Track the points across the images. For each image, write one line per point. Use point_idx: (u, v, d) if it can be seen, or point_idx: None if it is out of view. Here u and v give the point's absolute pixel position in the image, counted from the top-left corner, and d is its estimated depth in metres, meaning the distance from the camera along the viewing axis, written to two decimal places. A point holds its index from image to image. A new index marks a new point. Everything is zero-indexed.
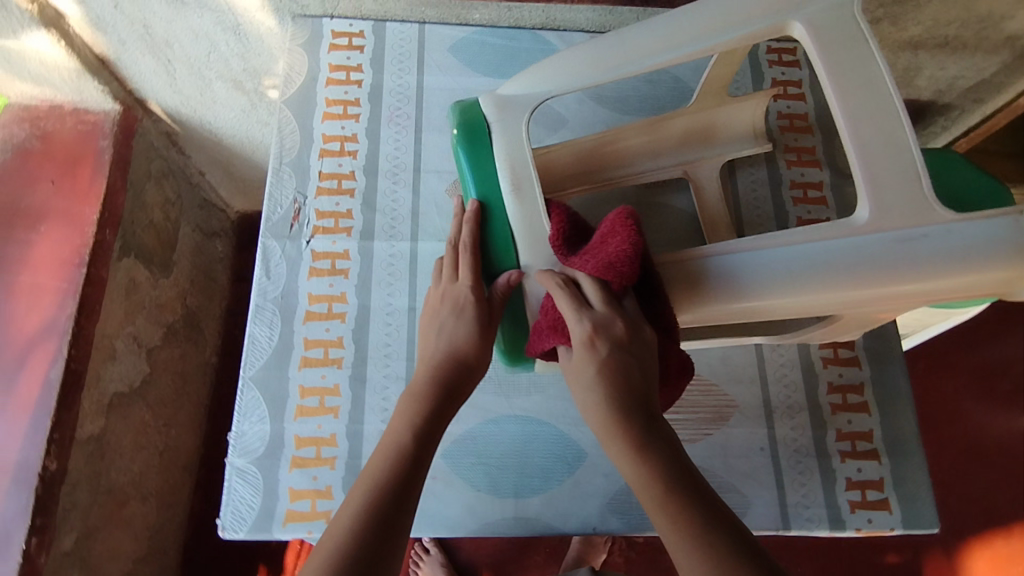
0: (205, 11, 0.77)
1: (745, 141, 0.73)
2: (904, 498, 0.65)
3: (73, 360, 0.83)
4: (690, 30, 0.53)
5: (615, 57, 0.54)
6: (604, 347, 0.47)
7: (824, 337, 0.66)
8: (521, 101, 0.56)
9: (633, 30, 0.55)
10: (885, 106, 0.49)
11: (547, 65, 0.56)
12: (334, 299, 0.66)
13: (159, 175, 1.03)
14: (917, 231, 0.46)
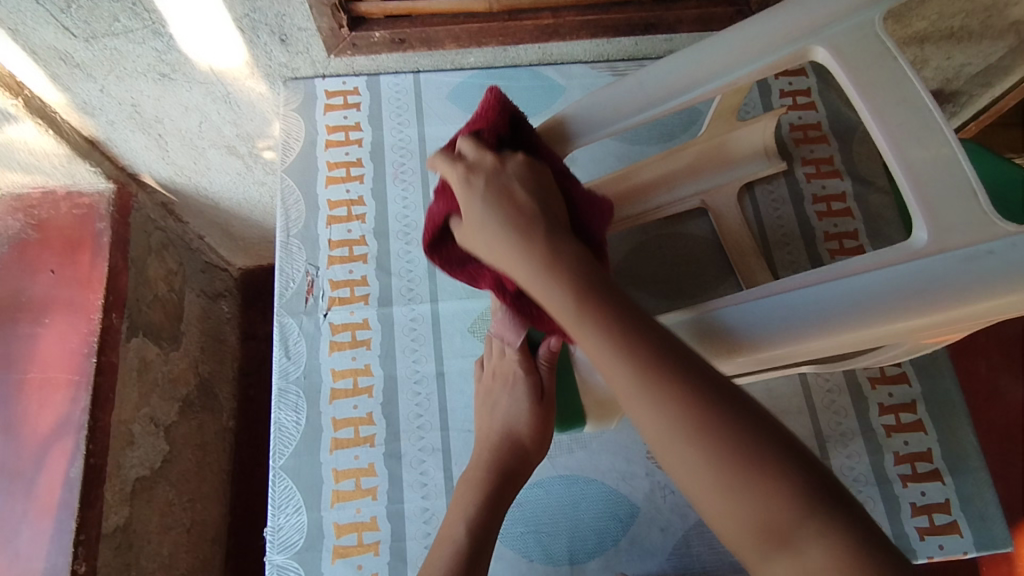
0: (193, 85, 0.74)
1: (760, 160, 0.71)
2: (974, 520, 0.61)
3: (92, 455, 0.81)
4: (709, 67, 0.51)
5: (632, 101, 0.52)
6: (479, 178, 0.46)
7: (871, 362, 0.62)
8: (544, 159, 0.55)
9: (649, 70, 0.53)
10: (929, 125, 0.46)
11: (565, 115, 0.54)
12: (359, 373, 0.64)
13: (159, 247, 1.00)
14: (983, 248, 0.42)
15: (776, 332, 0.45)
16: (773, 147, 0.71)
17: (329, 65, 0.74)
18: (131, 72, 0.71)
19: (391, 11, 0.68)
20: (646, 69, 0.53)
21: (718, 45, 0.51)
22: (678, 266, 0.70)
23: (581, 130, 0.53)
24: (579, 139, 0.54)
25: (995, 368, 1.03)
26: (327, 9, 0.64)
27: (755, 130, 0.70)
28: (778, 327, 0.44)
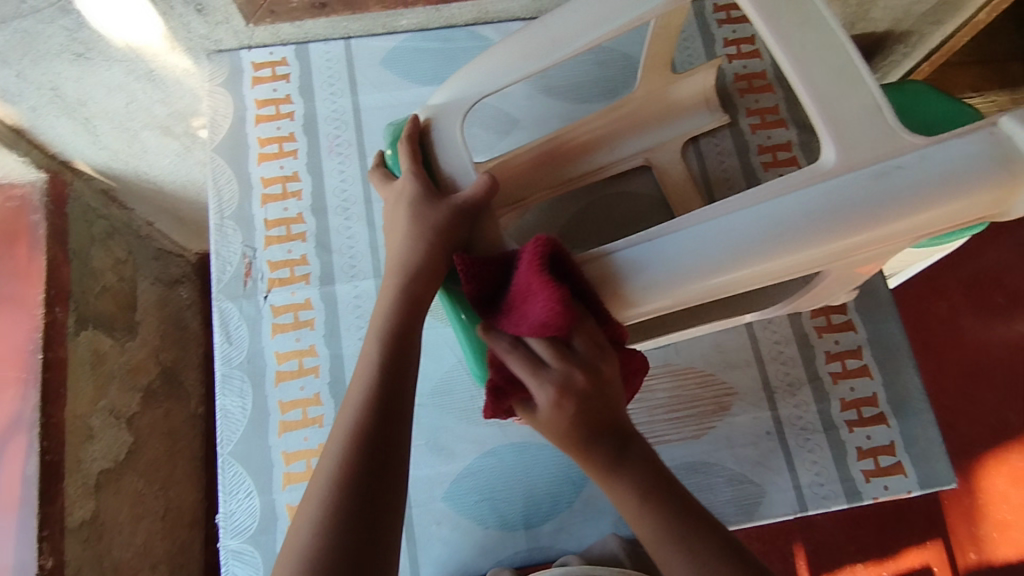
0: (112, 64, 0.70)
1: (703, 112, 0.70)
2: (917, 459, 0.62)
3: (46, 453, 0.81)
4: (617, 4, 0.49)
5: (540, 46, 0.51)
6: (571, 408, 0.43)
7: (811, 304, 0.63)
8: (450, 109, 0.52)
9: (555, 14, 0.52)
10: (832, 48, 0.47)
11: (474, 64, 0.53)
12: (303, 353, 0.63)
13: (104, 237, 0.96)
14: (892, 163, 0.44)
15: (685, 267, 0.44)
16: (715, 98, 0.69)
17: (254, 35, 0.70)
18: (43, 54, 0.67)
19: None
20: (549, 17, 0.52)
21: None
22: (624, 226, 0.70)
23: (489, 78, 0.52)
24: (487, 90, 0.52)
25: (957, 308, 1.03)
26: None
27: (695, 81, 0.68)
28: (686, 260, 0.44)
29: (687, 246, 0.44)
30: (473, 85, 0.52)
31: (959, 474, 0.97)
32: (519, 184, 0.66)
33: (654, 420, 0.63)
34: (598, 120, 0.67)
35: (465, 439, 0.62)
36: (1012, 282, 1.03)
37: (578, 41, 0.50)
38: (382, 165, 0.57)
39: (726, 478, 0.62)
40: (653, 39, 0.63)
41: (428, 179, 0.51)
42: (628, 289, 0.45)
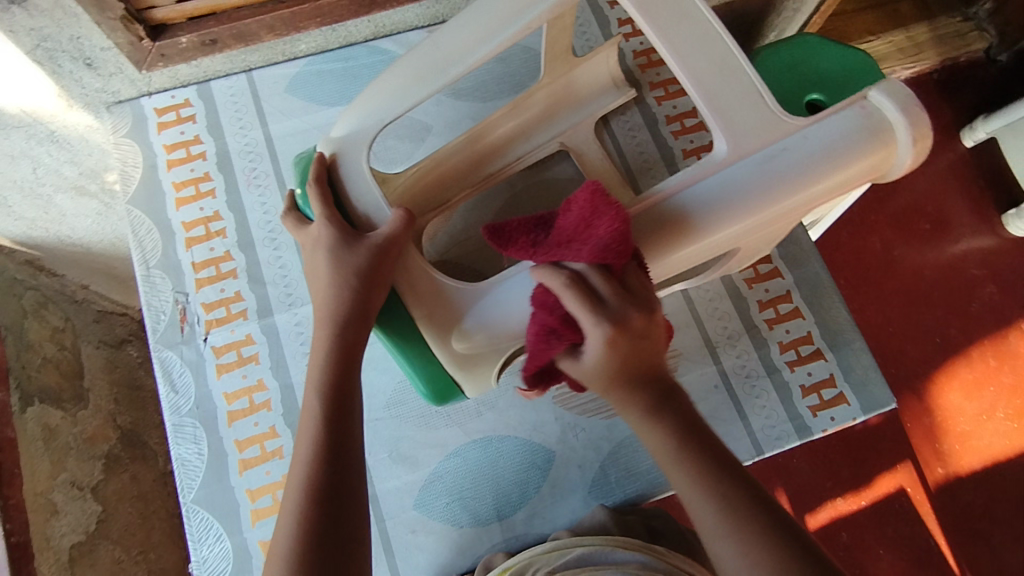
0: (9, 132, 0.68)
1: (609, 89, 0.71)
2: (857, 387, 0.66)
3: (12, 534, 0.78)
4: (501, 15, 0.51)
5: (432, 67, 0.52)
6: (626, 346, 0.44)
7: (742, 262, 0.65)
8: (353, 139, 0.53)
9: (443, 31, 0.53)
10: (710, 35, 0.50)
11: (371, 90, 0.53)
12: (252, 389, 0.63)
13: (36, 308, 0.93)
14: (776, 146, 0.47)
15: None
16: (619, 75, 0.70)
17: (152, 81, 0.69)
18: None
19: (190, 12, 0.64)
20: (437, 35, 0.53)
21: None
22: (550, 212, 0.71)
23: (388, 103, 0.53)
24: (388, 115, 0.52)
25: (888, 239, 1.07)
26: (116, 22, 0.60)
27: (599, 60, 0.68)
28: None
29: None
30: (374, 111, 0.53)
31: (915, 395, 1.01)
32: (444, 189, 0.67)
33: None
34: (508, 112, 0.66)
35: (427, 444, 0.63)
36: (932, 208, 1.08)
37: (471, 53, 0.51)
38: (293, 208, 0.56)
39: None
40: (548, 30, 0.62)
41: (344, 220, 0.52)
42: None
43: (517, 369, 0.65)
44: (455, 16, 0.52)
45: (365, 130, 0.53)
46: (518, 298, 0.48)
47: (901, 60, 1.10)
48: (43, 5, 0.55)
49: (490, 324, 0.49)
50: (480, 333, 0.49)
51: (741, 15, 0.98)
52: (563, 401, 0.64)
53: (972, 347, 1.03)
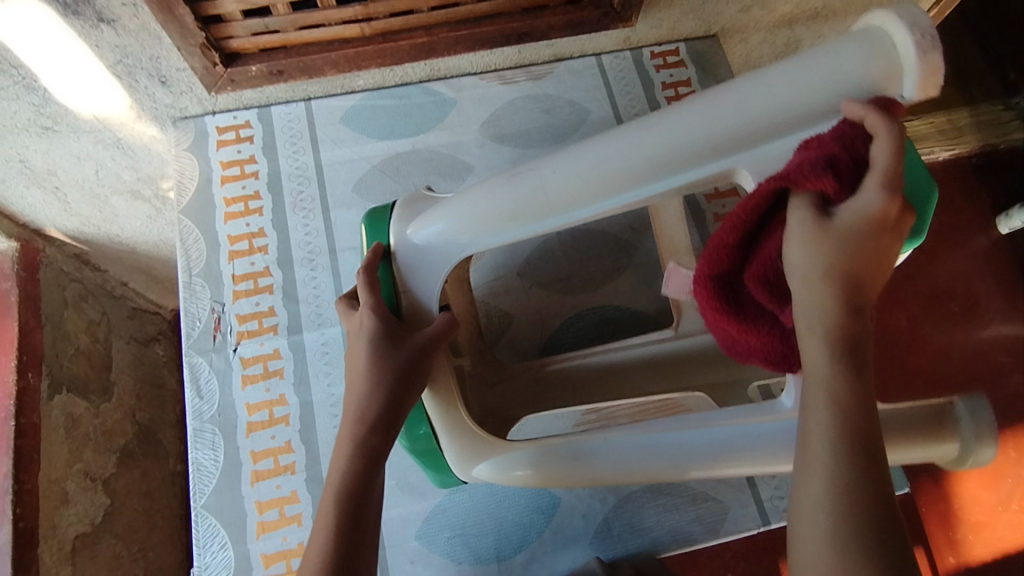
0: (80, 135, 0.73)
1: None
2: None
3: (20, 519, 0.80)
4: (615, 182, 0.50)
5: (533, 209, 0.52)
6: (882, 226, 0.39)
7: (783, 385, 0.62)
8: (428, 257, 0.55)
9: (565, 162, 0.51)
10: None
11: (467, 200, 0.53)
12: (274, 403, 0.65)
13: (76, 299, 0.97)
14: None
15: (625, 466, 0.51)
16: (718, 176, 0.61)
17: (217, 102, 0.74)
18: (11, 128, 0.70)
19: (263, 45, 0.67)
20: (556, 164, 0.51)
21: (655, 135, 0.48)
22: (581, 261, 0.73)
23: (480, 225, 0.52)
24: (480, 241, 0.54)
25: (915, 318, 1.07)
26: (195, 49, 0.64)
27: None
28: (615, 466, 0.52)
29: (623, 454, 0.51)
30: (465, 230, 0.53)
31: (933, 480, 0.99)
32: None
33: None
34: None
35: None
36: (964, 290, 1.09)
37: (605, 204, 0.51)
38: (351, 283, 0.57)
39: (691, 497, 0.64)
40: None
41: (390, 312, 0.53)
42: (580, 476, 0.52)
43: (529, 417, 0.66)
44: (565, 155, 0.51)
45: (453, 247, 0.54)
46: (547, 465, 0.52)
47: (941, 140, 1.13)
48: (130, 27, 0.60)
49: (518, 474, 0.53)
50: (503, 476, 0.53)
51: None
52: None
53: None
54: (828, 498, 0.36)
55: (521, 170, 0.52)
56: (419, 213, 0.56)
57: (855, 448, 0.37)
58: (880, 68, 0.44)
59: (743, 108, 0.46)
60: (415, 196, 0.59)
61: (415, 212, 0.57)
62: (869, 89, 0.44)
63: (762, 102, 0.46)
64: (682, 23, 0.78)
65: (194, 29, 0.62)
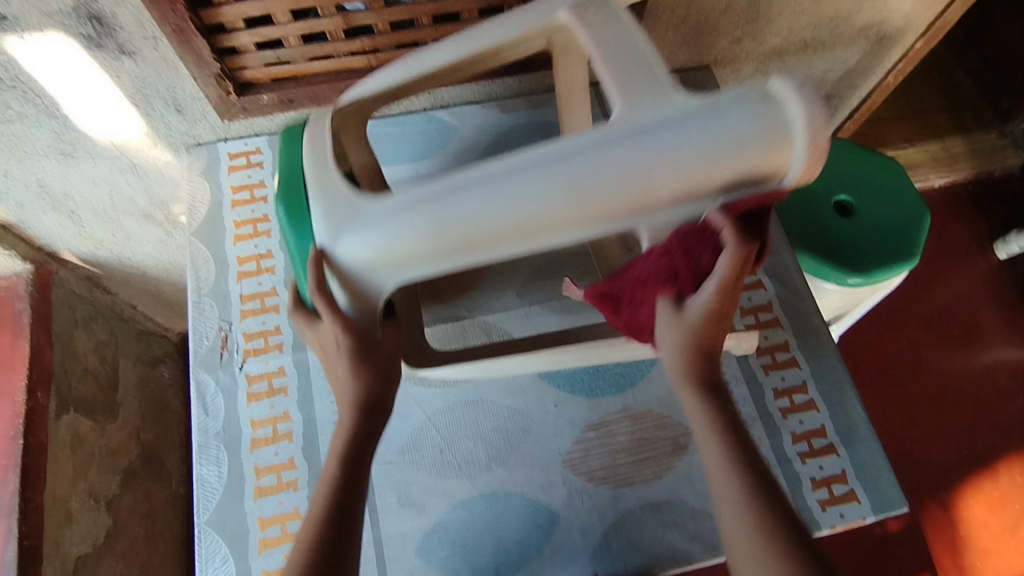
0: (97, 160, 0.76)
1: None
2: (868, 486, 0.65)
3: (25, 537, 0.81)
4: (546, 223, 0.47)
5: (453, 248, 0.48)
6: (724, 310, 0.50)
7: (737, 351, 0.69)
8: (362, 280, 0.52)
9: (488, 188, 0.47)
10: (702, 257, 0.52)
11: (390, 230, 0.49)
12: (278, 420, 0.66)
13: (87, 320, 1.00)
14: None
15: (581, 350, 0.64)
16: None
17: (229, 129, 0.77)
18: (31, 153, 0.73)
19: (275, 74, 0.70)
20: (473, 191, 0.47)
21: (584, 171, 0.45)
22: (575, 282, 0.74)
23: (411, 253, 0.49)
24: (409, 269, 0.51)
25: (916, 342, 1.12)
26: (210, 78, 0.67)
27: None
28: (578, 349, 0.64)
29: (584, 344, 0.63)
30: (393, 253, 0.49)
31: (940, 505, 1.02)
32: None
33: (616, 463, 0.66)
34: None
35: (436, 492, 0.65)
36: (964, 314, 1.14)
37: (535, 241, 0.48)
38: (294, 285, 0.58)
39: (689, 515, 0.64)
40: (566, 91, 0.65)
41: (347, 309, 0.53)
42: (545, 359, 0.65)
43: (509, 426, 0.68)
44: (492, 188, 0.47)
45: (384, 269, 0.51)
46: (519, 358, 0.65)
47: (937, 169, 1.19)
48: (150, 58, 0.64)
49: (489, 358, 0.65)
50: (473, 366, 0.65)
51: None
52: (572, 466, 0.66)
53: (987, 462, 1.04)
54: (744, 524, 0.47)
55: (437, 197, 0.48)
56: (341, 219, 0.52)
57: (744, 470, 0.49)
58: (773, 138, 0.44)
59: (669, 147, 0.44)
60: (324, 178, 0.55)
61: (333, 212, 0.52)
62: (762, 160, 0.44)
63: (692, 147, 0.44)
64: (676, 54, 0.81)
65: (210, 60, 0.65)
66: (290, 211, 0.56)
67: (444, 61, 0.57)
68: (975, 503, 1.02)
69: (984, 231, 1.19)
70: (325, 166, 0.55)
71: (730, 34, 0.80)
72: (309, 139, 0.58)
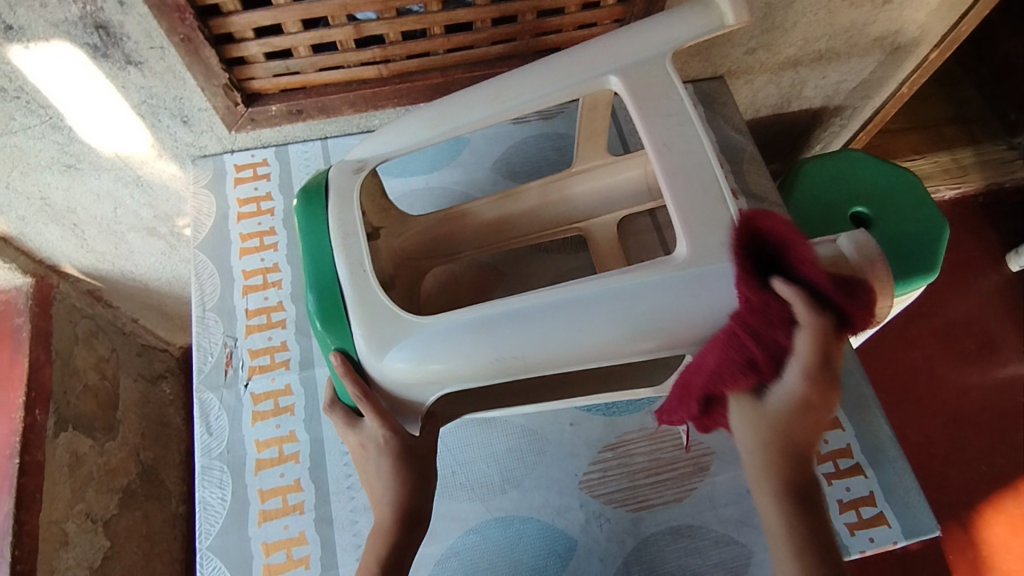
0: (101, 172, 0.75)
1: (642, 193, 0.65)
2: (899, 509, 0.62)
3: (18, 561, 0.78)
4: (592, 349, 0.47)
5: (511, 366, 0.48)
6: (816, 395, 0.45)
7: None
8: (411, 390, 0.50)
9: (549, 318, 0.47)
10: None
11: (446, 354, 0.48)
12: (283, 440, 0.64)
13: (87, 336, 0.97)
14: None
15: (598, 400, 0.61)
16: (656, 183, 0.65)
17: (236, 140, 0.75)
18: (34, 166, 0.72)
19: (284, 85, 0.69)
20: (533, 318, 0.47)
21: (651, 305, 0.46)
22: None
23: (451, 373, 0.48)
24: (452, 386, 0.50)
25: (931, 357, 1.09)
26: (218, 89, 0.66)
27: (633, 164, 0.65)
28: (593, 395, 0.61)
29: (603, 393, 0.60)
30: (436, 373, 0.48)
31: (960, 525, 0.99)
32: (456, 241, 0.67)
33: (635, 485, 0.64)
34: (538, 191, 0.67)
35: (448, 516, 0.62)
36: (979, 329, 1.11)
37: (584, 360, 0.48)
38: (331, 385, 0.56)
39: (712, 540, 0.61)
40: (581, 112, 0.63)
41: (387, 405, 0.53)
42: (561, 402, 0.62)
43: (523, 446, 0.65)
44: (549, 311, 0.47)
45: (424, 385, 0.50)
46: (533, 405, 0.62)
47: (946, 179, 1.17)
48: (156, 69, 0.62)
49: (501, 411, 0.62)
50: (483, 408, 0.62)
51: (788, 127, 1.00)
52: (589, 488, 0.64)
53: (1008, 480, 1.01)
54: None
55: (491, 318, 0.47)
56: (386, 335, 0.49)
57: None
58: (836, 289, 0.44)
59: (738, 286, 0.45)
60: (361, 282, 0.51)
61: (374, 322, 0.50)
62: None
63: None
64: (688, 65, 0.80)
65: (218, 70, 0.64)
66: (322, 313, 0.51)
67: (481, 121, 0.56)
68: (999, 525, 0.99)
69: (998, 244, 1.17)
70: (360, 267, 0.52)
71: (745, 44, 0.79)
72: (335, 214, 0.54)
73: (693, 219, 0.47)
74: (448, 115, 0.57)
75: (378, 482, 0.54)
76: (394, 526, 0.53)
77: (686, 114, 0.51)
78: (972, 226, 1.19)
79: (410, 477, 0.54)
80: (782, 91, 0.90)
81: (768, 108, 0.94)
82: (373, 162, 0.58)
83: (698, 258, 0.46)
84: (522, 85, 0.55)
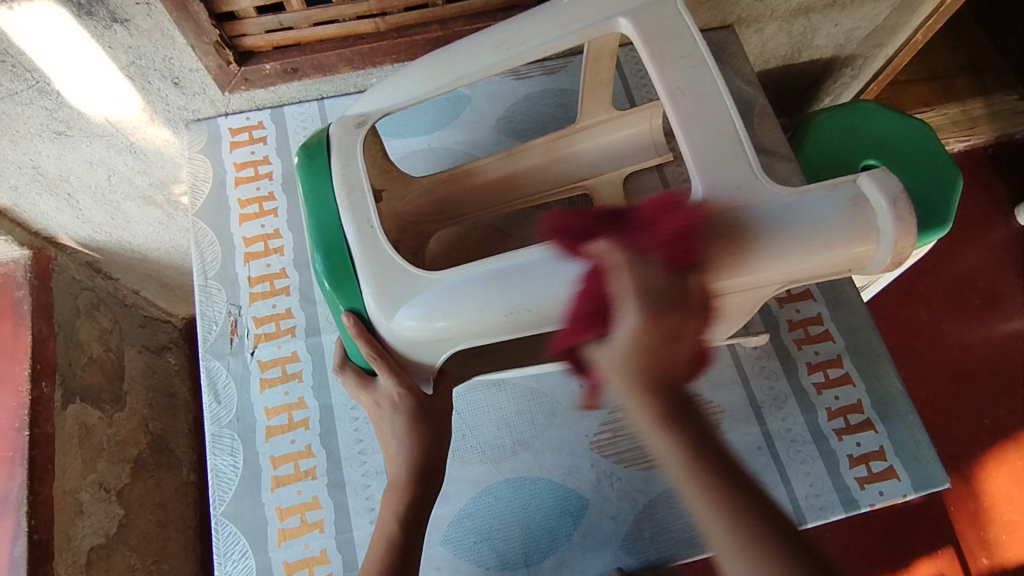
0: (92, 139, 0.73)
1: (648, 148, 0.64)
2: (908, 463, 0.62)
3: (35, 531, 0.79)
4: None
5: (526, 320, 0.46)
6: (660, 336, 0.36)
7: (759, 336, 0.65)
8: (423, 347, 0.50)
9: (566, 268, 0.45)
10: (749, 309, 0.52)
11: (456, 305, 0.46)
12: (293, 407, 0.63)
13: (89, 308, 0.97)
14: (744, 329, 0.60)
15: None
16: (663, 139, 0.64)
17: (230, 103, 0.73)
18: (23, 134, 0.69)
19: (277, 42, 0.66)
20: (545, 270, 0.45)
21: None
22: None
23: (459, 329, 0.47)
24: (463, 343, 0.49)
25: (937, 312, 1.09)
26: (209, 47, 0.63)
27: (641, 117, 0.63)
28: None
29: None
30: (445, 330, 0.47)
31: (963, 478, 1.00)
32: (461, 202, 0.65)
33: None
34: (542, 149, 0.65)
35: (460, 479, 0.63)
36: (986, 284, 1.10)
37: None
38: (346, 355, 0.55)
39: None
40: (586, 62, 0.61)
41: (401, 369, 0.52)
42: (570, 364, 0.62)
43: (533, 408, 0.65)
44: (567, 260, 0.45)
45: (432, 343, 0.49)
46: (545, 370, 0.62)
47: (956, 132, 1.15)
48: (143, 27, 0.59)
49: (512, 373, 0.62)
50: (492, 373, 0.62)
51: (798, 77, 0.97)
52: (599, 448, 0.63)
53: (1011, 433, 1.02)
54: None
55: (507, 268, 0.46)
56: (396, 292, 0.48)
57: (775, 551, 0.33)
58: (859, 233, 0.43)
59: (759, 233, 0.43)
60: (368, 239, 0.50)
61: (382, 281, 0.49)
62: (847, 256, 0.43)
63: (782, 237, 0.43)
64: (697, 13, 0.77)
65: (208, 26, 0.61)
66: (328, 273, 0.50)
67: (486, 70, 0.54)
68: (1002, 477, 1.00)
69: (1007, 197, 1.15)
70: (368, 224, 0.50)
71: None
72: (339, 168, 0.53)
73: (710, 166, 0.45)
74: (451, 64, 0.54)
75: (390, 444, 0.54)
76: (407, 488, 0.53)
77: (700, 56, 0.49)
78: (983, 180, 1.17)
79: (422, 440, 0.54)
80: (793, 40, 0.86)
81: (778, 59, 0.91)
82: (375, 115, 0.56)
83: (716, 204, 0.44)
84: (532, 27, 0.53)
